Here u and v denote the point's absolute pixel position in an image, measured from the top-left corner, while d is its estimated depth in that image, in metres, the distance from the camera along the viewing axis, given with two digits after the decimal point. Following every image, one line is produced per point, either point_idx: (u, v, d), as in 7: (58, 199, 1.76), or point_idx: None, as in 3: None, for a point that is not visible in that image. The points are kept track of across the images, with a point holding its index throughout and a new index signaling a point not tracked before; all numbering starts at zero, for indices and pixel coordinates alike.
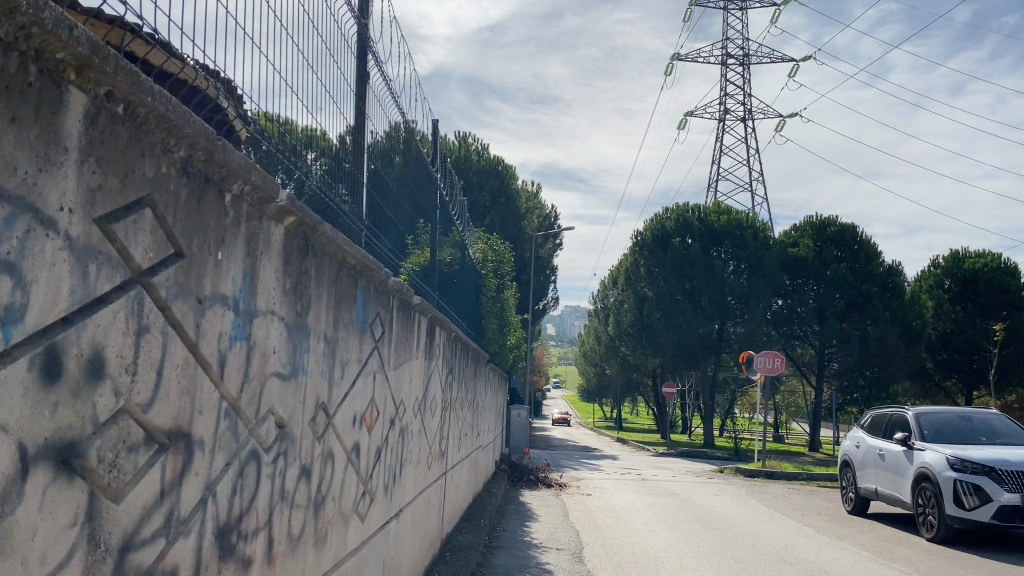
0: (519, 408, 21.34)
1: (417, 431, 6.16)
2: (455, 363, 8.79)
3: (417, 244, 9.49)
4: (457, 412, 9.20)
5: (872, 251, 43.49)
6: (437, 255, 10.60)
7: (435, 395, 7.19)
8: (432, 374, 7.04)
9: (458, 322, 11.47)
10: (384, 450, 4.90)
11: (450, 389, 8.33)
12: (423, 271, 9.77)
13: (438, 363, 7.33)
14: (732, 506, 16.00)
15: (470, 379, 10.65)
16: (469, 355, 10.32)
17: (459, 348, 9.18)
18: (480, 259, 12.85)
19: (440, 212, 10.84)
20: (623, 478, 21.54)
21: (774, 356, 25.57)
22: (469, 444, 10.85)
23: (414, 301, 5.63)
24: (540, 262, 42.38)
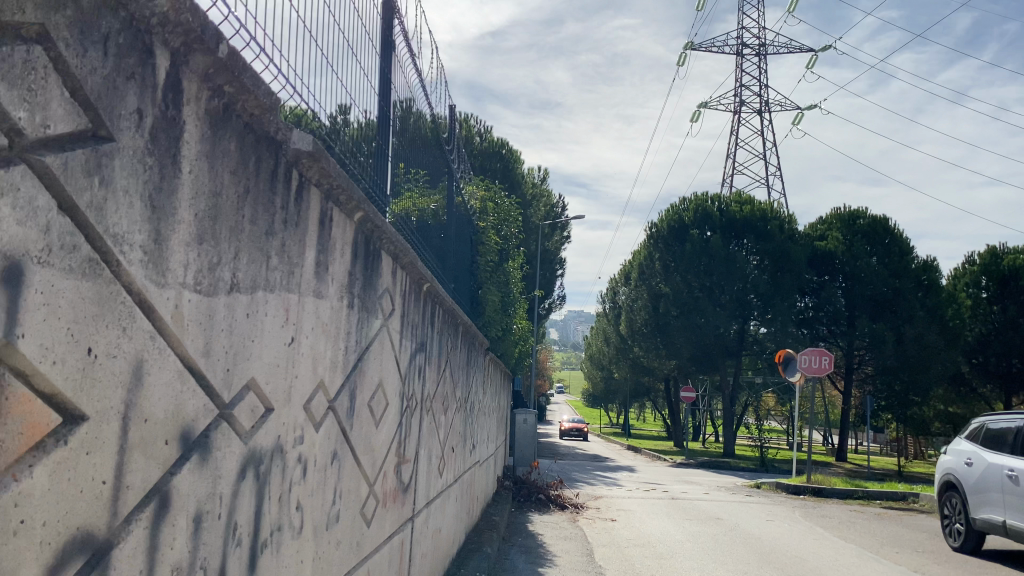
0: (525, 413, 17.75)
1: (328, 442, 2.89)
2: (434, 337, 5.62)
3: (398, 176, 6.30)
4: (438, 414, 5.92)
5: (905, 246, 40.29)
6: (422, 199, 7.33)
7: (384, 386, 3.87)
8: (380, 336, 3.83)
9: (446, 287, 8.17)
10: (117, 531, 1.68)
11: (423, 374, 5.14)
12: (403, 216, 6.57)
13: (396, 324, 4.16)
14: (796, 537, 12.61)
15: (461, 365, 7.40)
16: (458, 333, 7.08)
17: (440, 318, 5.97)
18: (478, 209, 9.50)
19: (428, 144, 7.57)
20: (647, 495, 18.11)
21: (821, 355, 21.88)
22: (460, 461, 7.56)
23: (287, 142, 2.37)
24: (547, 255, 39.04)
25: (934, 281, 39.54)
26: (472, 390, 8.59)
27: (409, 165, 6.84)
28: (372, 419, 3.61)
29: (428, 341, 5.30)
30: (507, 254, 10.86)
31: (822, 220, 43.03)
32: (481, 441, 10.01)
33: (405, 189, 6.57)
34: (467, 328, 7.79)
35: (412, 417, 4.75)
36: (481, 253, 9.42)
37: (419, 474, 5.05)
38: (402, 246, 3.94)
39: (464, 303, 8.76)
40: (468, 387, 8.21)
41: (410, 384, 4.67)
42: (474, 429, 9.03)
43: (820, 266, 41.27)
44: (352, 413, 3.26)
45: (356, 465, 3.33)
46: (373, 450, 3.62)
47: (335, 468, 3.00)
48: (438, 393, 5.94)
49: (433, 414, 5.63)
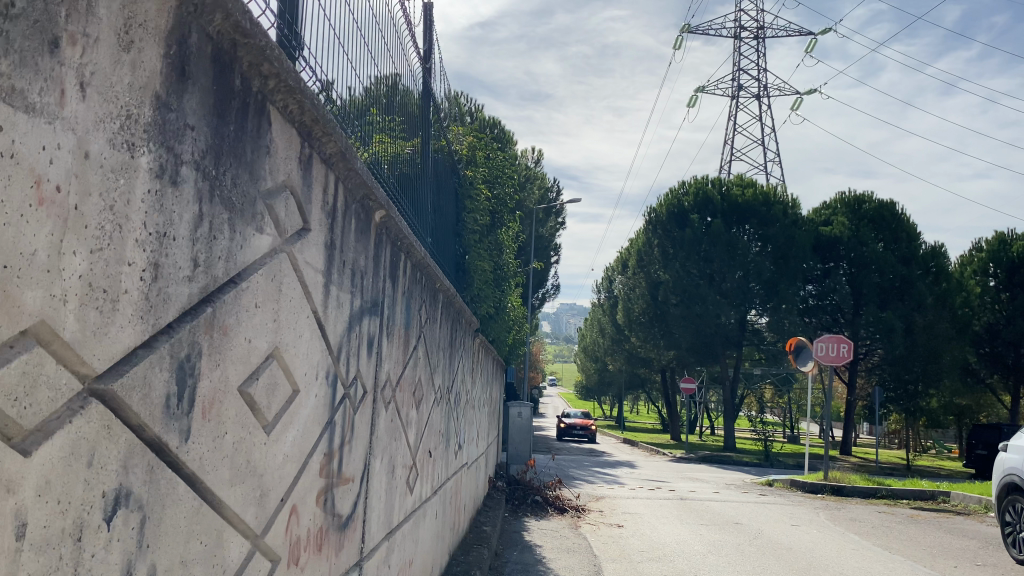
0: (520, 406, 15.98)
1: (71, 457, 1.37)
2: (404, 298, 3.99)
3: (367, 87, 4.57)
4: (407, 406, 4.25)
5: (912, 231, 38.76)
6: (396, 132, 5.57)
7: (301, 356, 2.32)
8: (287, 273, 2.20)
9: (423, 245, 6.40)
10: None
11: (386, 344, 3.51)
12: (371, 148, 4.84)
13: (335, 256, 2.57)
14: (831, 547, 11.03)
15: (440, 340, 5.78)
16: (436, 301, 5.41)
17: (415, 273, 4.32)
18: (465, 158, 7.72)
19: (407, 67, 5.82)
20: (653, 494, 16.46)
21: (840, 342, 19.80)
22: (439, 465, 5.92)
23: None
24: (541, 242, 37.39)
25: (942, 269, 38.06)
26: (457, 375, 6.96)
27: (381, 81, 5.08)
28: (252, 412, 2.00)
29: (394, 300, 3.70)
30: (501, 216, 9.14)
31: (826, 205, 41.39)
32: (468, 439, 8.37)
33: (375, 112, 4.82)
34: (451, 298, 6.19)
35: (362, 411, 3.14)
36: (470, 210, 7.63)
37: (371, 490, 3.40)
38: (324, 122, 2.34)
39: (448, 269, 7.06)
40: (452, 370, 6.57)
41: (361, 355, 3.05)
42: (460, 425, 7.38)
43: (824, 252, 39.59)
44: (179, 398, 1.67)
45: (193, 490, 1.75)
46: (254, 464, 2.02)
47: (98, 510, 1.45)
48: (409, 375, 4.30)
49: (399, 404, 3.99)
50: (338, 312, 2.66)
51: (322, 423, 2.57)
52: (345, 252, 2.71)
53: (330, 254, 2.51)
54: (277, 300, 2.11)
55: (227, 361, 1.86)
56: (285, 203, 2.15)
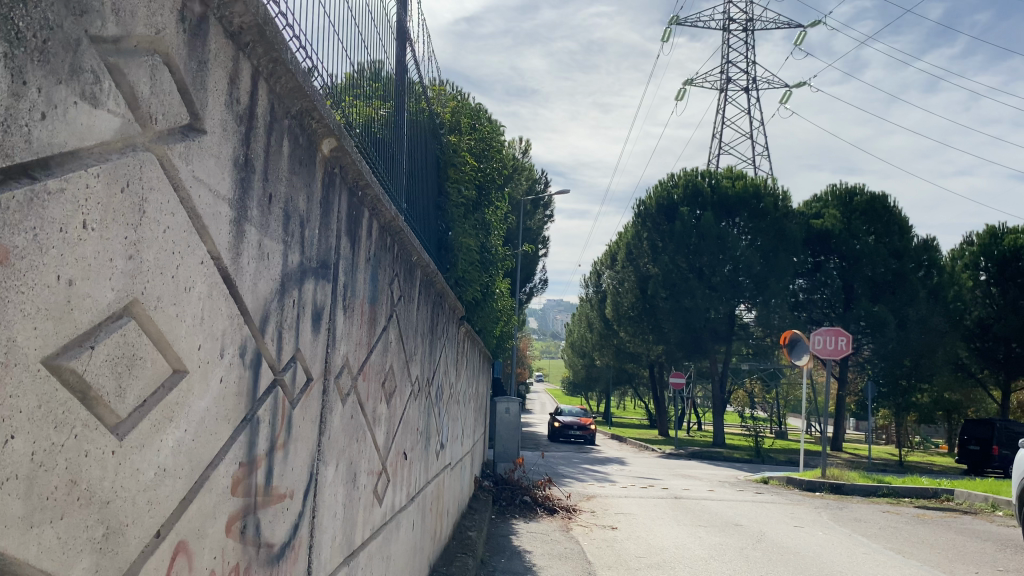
0: (509, 402, 15.20)
1: None
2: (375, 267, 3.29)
3: (341, 28, 3.76)
4: (376, 399, 3.52)
5: (904, 224, 38.19)
6: (373, 85, 4.75)
7: (186, 310, 1.65)
8: (161, 190, 1.57)
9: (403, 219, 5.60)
10: None
11: (345, 319, 2.79)
12: (341, 98, 4.02)
13: (253, 181, 1.91)
14: (840, 550, 10.32)
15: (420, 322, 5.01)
16: (414, 282, 4.66)
17: (389, 239, 3.58)
18: (450, 126, 6.89)
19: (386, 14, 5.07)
20: (646, 493, 15.71)
21: (839, 335, 18.92)
22: (418, 465, 5.18)
23: None
24: (529, 235, 36.56)
25: (933, 262, 37.56)
26: (439, 362, 6.21)
27: (350, 23, 4.26)
28: (81, 392, 1.35)
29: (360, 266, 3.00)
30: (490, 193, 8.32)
31: (816, 198, 40.71)
32: (451, 436, 7.58)
33: (351, 57, 4.00)
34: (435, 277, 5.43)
35: (312, 402, 2.44)
36: (455, 181, 6.80)
37: (322, 507, 2.65)
38: None
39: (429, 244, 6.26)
40: (432, 358, 5.80)
41: (312, 326, 2.36)
42: (442, 418, 6.62)
43: (815, 246, 38.96)
44: None
45: None
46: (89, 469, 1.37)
47: None
48: (379, 362, 3.55)
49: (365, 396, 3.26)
50: (260, 264, 1.98)
51: (237, 413, 1.89)
52: (273, 182, 2.04)
53: (241, 174, 1.85)
54: (134, 223, 1.48)
55: (21, 310, 1.22)
56: (151, 78, 1.53)
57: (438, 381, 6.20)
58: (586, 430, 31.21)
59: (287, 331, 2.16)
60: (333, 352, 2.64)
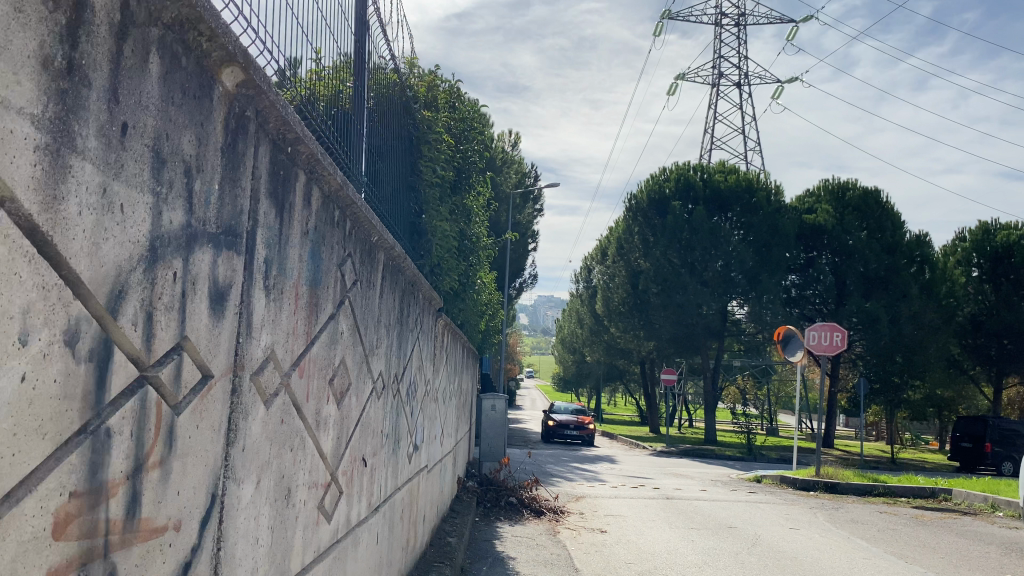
0: (495, 399, 14.64)
1: None
2: (317, 246, 2.77)
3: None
4: (320, 404, 2.98)
5: (897, 220, 37.78)
6: (336, 55, 4.27)
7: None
8: None
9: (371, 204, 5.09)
10: None
11: (268, 305, 2.29)
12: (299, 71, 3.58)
13: (90, 104, 1.45)
14: (839, 554, 9.82)
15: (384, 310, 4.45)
16: (377, 268, 4.13)
17: (336, 213, 3.06)
18: (425, 102, 6.35)
19: None
20: (636, 493, 15.18)
21: (833, 331, 18.53)
22: (384, 472, 4.63)
23: None
24: (519, 230, 35.96)
25: (926, 258, 37.18)
26: (410, 356, 5.64)
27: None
28: None
29: (292, 242, 2.49)
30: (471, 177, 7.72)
31: (809, 193, 40.21)
32: (428, 437, 7.02)
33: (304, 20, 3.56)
34: (402, 263, 4.86)
35: (214, 407, 1.95)
36: (429, 160, 6.20)
37: (235, 536, 2.13)
38: None
39: (398, 228, 5.66)
40: (402, 351, 5.23)
41: (209, 309, 1.89)
42: (415, 416, 6.06)
43: (807, 241, 38.48)
44: None
45: None
46: None
47: None
48: (326, 359, 3.02)
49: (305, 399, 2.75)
50: (107, 218, 1.51)
51: (64, 426, 1.41)
52: (129, 111, 1.57)
53: (66, 99, 1.40)
54: None
55: None
56: None
57: (409, 377, 5.62)
58: (582, 430, 29.41)
59: (162, 311, 1.68)
60: (248, 345, 2.14)
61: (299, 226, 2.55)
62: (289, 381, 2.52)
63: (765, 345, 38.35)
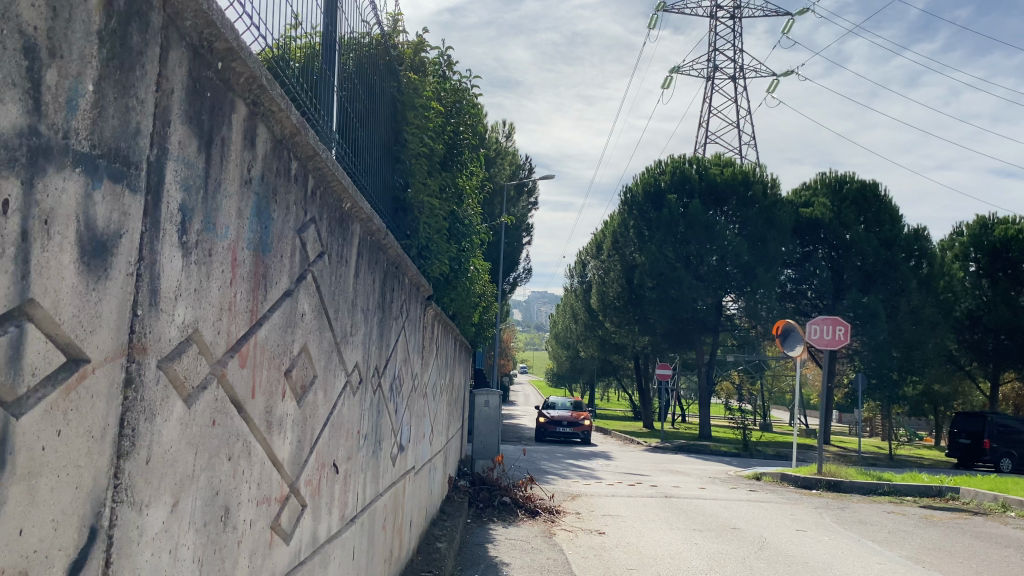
0: (488, 394, 14.06)
1: None
2: (265, 204, 2.22)
3: None
4: (274, 401, 2.44)
5: (895, 213, 37.28)
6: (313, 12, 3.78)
7: None
8: None
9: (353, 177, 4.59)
10: None
11: (187, 268, 1.75)
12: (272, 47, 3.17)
13: None
14: (851, 559, 9.29)
15: (366, 289, 3.88)
16: (355, 242, 3.59)
17: (294, 164, 2.51)
18: (412, 69, 5.81)
19: None
20: (633, 491, 14.64)
21: (835, 325, 17.50)
22: (360, 474, 4.03)
23: None
24: (512, 222, 35.24)
25: (924, 252, 36.72)
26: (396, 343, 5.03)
27: None
28: None
29: (226, 188, 1.95)
30: (466, 153, 7.06)
31: (806, 186, 39.66)
32: (417, 436, 6.45)
33: None
34: (388, 239, 4.25)
35: (87, 396, 1.44)
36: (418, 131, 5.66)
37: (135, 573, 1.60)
38: None
39: (376, 200, 5.02)
40: (386, 337, 4.62)
41: (75, 256, 1.39)
42: (400, 409, 5.44)
43: (804, 235, 37.93)
44: None
45: None
46: None
47: None
48: (283, 343, 2.46)
49: (252, 391, 2.21)
50: None
51: None
52: None
53: None
54: None
55: None
56: None
57: (393, 370, 5.01)
58: (577, 427, 27.99)
59: None
60: (151, 318, 1.61)
61: (239, 172, 2.01)
62: (225, 369, 1.97)
63: (762, 340, 37.86)
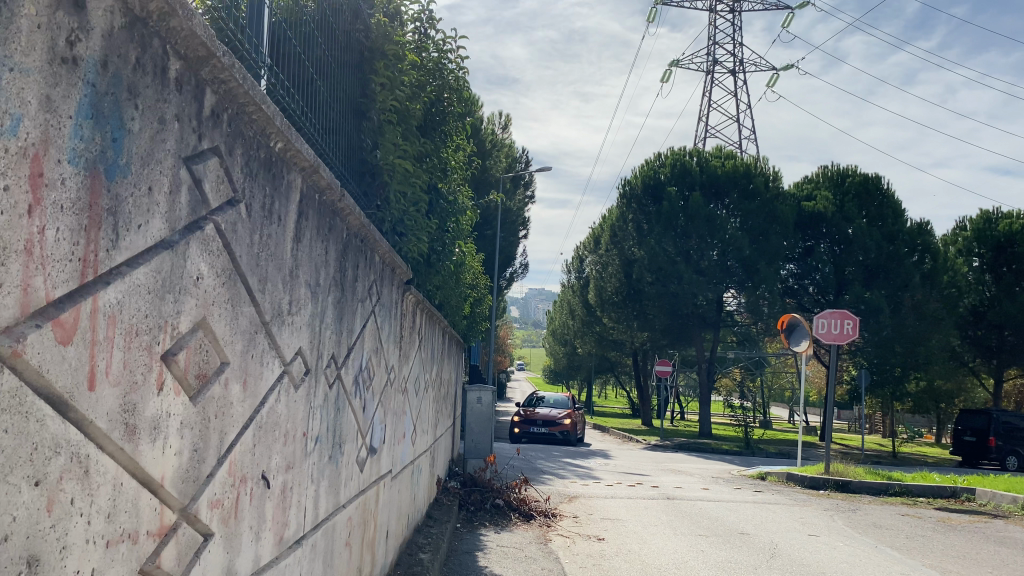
0: (480, 391, 13.30)
1: None
2: (106, 101, 1.52)
3: None
4: (146, 395, 1.74)
5: (897, 206, 36.60)
6: None
7: None
8: None
9: (306, 135, 3.89)
10: None
11: None
12: None
13: None
14: (871, 569, 8.56)
15: (316, 260, 3.15)
16: (297, 199, 2.86)
17: (174, 64, 1.80)
18: (383, 17, 5.08)
19: None
20: (633, 492, 13.92)
21: (843, 318, 16.77)
22: (311, 485, 3.29)
23: None
24: (509, 216, 34.48)
25: (928, 246, 36.00)
26: (363, 330, 4.29)
27: None
28: None
29: (13, 61, 1.26)
30: (452, 124, 6.33)
31: (807, 180, 38.93)
32: (394, 438, 5.69)
33: None
34: (348, 201, 3.52)
35: None
36: (391, 86, 4.92)
37: None
38: None
39: (337, 164, 4.28)
40: (349, 322, 3.88)
41: None
42: (371, 406, 4.70)
43: (807, 229, 37.16)
44: None
45: None
46: None
47: None
48: (156, 314, 1.76)
49: (88, 378, 1.50)
50: None
51: None
52: None
53: None
54: None
55: None
56: None
57: (360, 359, 4.24)
58: (554, 427, 24.65)
59: None
60: None
61: (44, 43, 1.32)
62: (17, 346, 1.28)
63: (762, 337, 37.16)
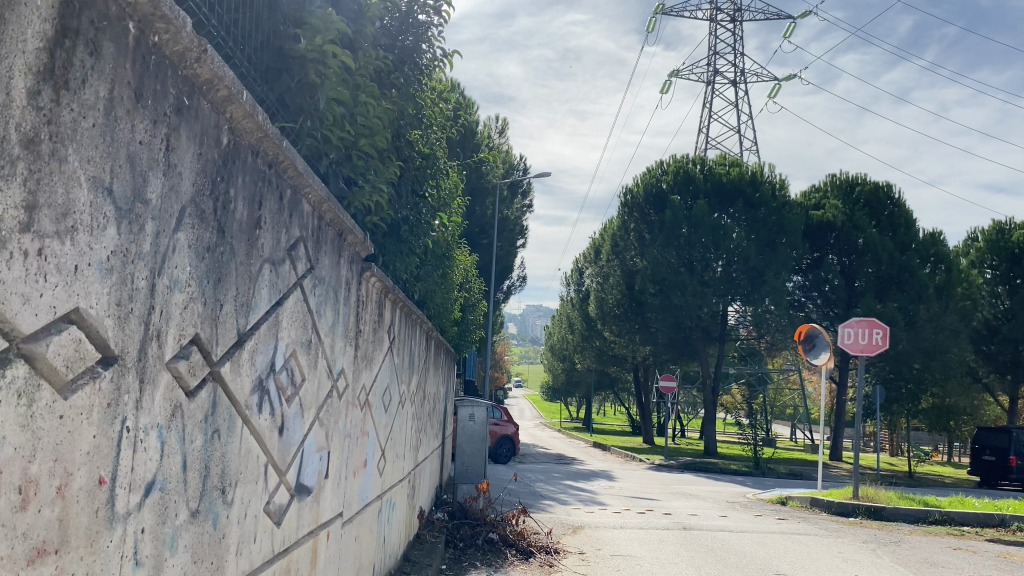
0: (473, 406, 11.79)
1: None
2: None
3: None
4: None
5: (909, 217, 35.14)
6: None
7: None
8: None
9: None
10: None
11: None
12: None
13: None
14: None
15: (128, 146, 1.67)
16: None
17: None
18: None
19: None
20: (646, 521, 12.36)
21: (870, 328, 15.26)
22: (131, 572, 1.77)
23: None
24: (507, 226, 32.98)
25: (942, 257, 34.48)
26: (280, 310, 2.80)
27: None
28: None
29: None
30: (431, 53, 4.82)
31: (815, 189, 37.49)
32: (345, 469, 4.13)
33: None
34: (218, 67, 2.03)
35: None
36: None
37: None
38: None
39: (233, 54, 2.81)
40: (239, 288, 2.38)
41: None
42: (300, 427, 3.19)
43: (815, 239, 35.68)
44: None
45: None
46: None
47: None
48: None
49: None
50: None
51: None
52: None
53: None
54: None
55: None
56: None
57: (272, 349, 2.74)
58: None
59: None
60: None
61: None
62: None
63: (770, 351, 35.64)
